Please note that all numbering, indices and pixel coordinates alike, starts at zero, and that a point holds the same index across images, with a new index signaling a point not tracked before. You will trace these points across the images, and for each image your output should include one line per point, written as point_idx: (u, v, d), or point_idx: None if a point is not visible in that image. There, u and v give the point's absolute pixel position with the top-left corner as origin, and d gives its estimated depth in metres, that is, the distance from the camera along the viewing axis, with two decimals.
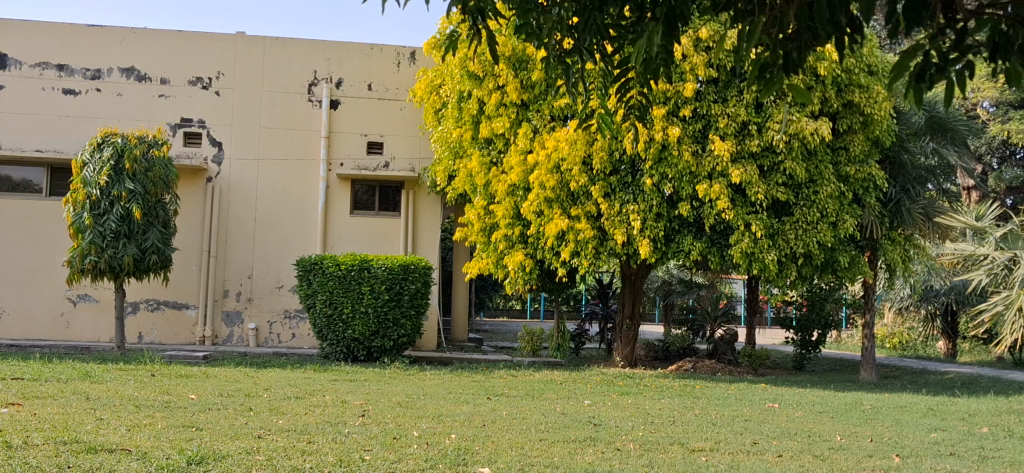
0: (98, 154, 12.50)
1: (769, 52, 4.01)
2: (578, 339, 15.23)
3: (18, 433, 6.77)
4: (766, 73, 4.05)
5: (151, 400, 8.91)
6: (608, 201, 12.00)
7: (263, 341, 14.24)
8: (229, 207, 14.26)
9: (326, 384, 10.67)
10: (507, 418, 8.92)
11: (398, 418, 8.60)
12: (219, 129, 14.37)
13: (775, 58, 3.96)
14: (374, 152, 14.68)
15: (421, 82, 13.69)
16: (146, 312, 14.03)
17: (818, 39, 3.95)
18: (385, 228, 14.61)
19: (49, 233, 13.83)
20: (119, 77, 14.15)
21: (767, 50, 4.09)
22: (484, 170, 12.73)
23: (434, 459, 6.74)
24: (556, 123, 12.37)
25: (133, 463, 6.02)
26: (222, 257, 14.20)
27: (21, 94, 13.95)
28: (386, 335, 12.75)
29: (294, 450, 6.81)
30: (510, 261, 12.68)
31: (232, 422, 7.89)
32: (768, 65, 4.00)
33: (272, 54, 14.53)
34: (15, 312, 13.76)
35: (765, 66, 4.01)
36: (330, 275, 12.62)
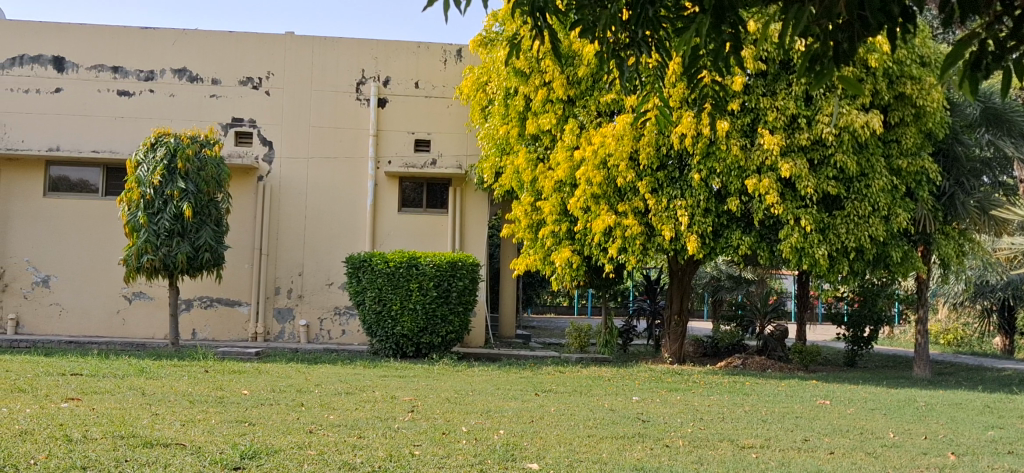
0: (151, 154, 12.74)
1: (819, 44, 3.96)
2: (626, 335, 15.18)
3: (78, 428, 6.94)
4: (817, 64, 4.00)
5: (206, 396, 9.07)
6: (655, 197, 11.95)
7: (314, 338, 14.42)
8: (280, 206, 14.45)
9: (376, 381, 10.77)
10: (555, 414, 8.93)
11: (447, 414, 8.66)
12: (270, 128, 14.56)
13: (825, 49, 3.91)
14: (422, 149, 14.75)
15: (467, 80, 13.72)
16: (199, 309, 14.28)
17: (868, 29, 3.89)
18: (434, 226, 14.69)
19: (105, 232, 14.14)
20: (172, 78, 14.40)
21: (818, 41, 4.04)
22: (531, 167, 12.73)
23: (483, 454, 6.77)
24: (602, 119, 12.34)
25: (188, 457, 6.13)
26: (273, 255, 14.39)
27: (78, 97, 14.27)
28: (434, 331, 12.81)
29: (345, 445, 6.89)
30: (557, 257, 12.67)
31: (284, 417, 8.00)
32: (818, 56, 3.95)
33: (320, 53, 14.68)
34: (72, 309, 14.09)
35: (815, 57, 3.96)
36: (379, 272, 12.75)
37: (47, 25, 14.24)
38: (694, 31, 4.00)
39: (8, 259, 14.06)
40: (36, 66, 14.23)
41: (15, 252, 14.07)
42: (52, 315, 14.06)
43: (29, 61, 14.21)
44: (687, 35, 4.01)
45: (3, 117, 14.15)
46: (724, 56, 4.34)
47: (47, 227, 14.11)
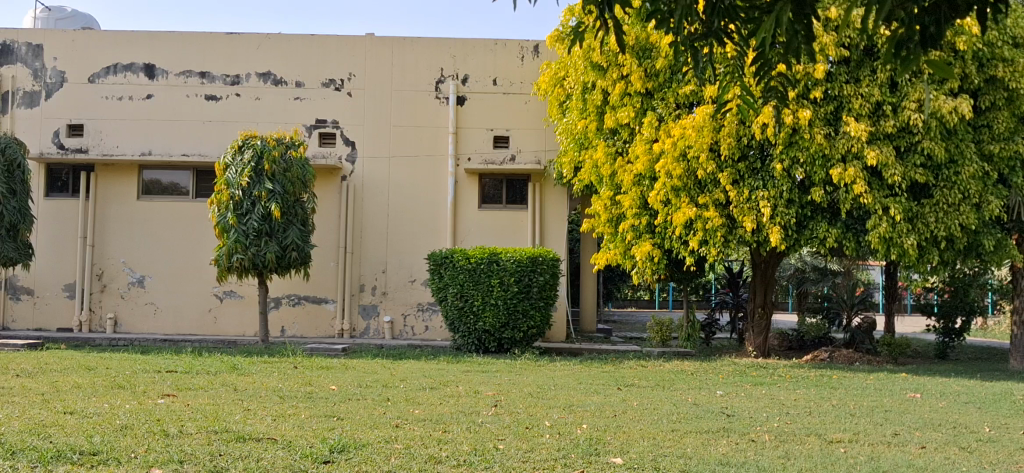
0: (239, 157, 13.08)
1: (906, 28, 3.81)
2: (708, 329, 15.04)
3: (174, 423, 7.19)
4: (903, 49, 3.86)
5: (295, 391, 9.31)
6: (736, 188, 11.82)
7: (398, 334, 14.66)
8: (364, 204, 14.71)
9: (459, 376, 10.89)
10: (637, 409, 8.90)
11: (530, 408, 8.71)
12: (352, 128, 14.82)
13: (911, 33, 3.75)
14: (501, 146, 14.83)
15: (544, 76, 13.73)
16: (287, 307, 14.62)
17: (958, 10, 3.73)
18: (514, 222, 14.75)
19: (196, 233, 14.59)
20: (257, 81, 14.78)
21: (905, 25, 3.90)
22: (610, 161, 12.69)
23: (566, 449, 6.80)
24: (681, 111, 12.25)
25: (279, 451, 6.31)
26: (358, 254, 14.67)
27: (169, 102, 14.74)
28: (516, 327, 12.87)
29: (431, 439, 7.00)
30: (637, 251, 12.61)
31: (371, 412, 8.16)
32: (904, 41, 3.81)
33: (400, 54, 14.87)
34: (166, 308, 14.58)
35: (901, 42, 3.82)
36: (461, 268, 12.89)
37: (138, 34, 14.75)
38: (776, 19, 3.95)
39: (106, 260, 14.62)
40: (128, 74, 14.76)
41: (112, 253, 14.62)
42: (148, 314, 14.58)
43: (122, 69, 14.74)
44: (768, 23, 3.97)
45: (98, 123, 14.73)
46: (800, 44, 4.30)
47: (141, 229, 14.62)
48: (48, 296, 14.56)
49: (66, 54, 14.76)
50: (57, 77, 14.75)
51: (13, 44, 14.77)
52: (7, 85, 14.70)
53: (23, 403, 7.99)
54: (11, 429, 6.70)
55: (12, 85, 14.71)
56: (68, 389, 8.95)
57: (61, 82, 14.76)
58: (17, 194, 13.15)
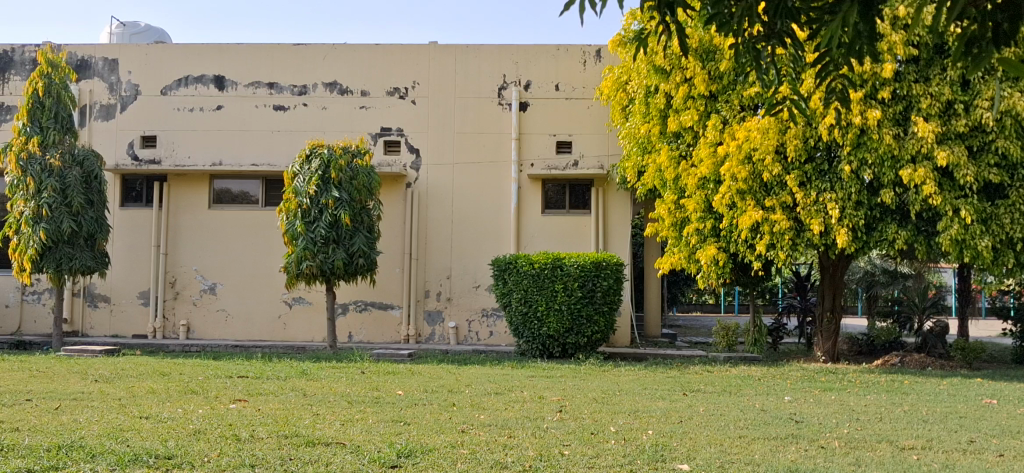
0: (307, 166, 13.29)
1: (977, 25, 3.70)
2: (776, 333, 14.79)
3: (246, 428, 7.35)
4: (975, 48, 3.74)
5: (363, 396, 9.43)
6: (804, 191, 11.63)
7: (463, 339, 14.75)
8: (428, 211, 14.84)
9: (524, 381, 10.91)
10: (704, 415, 8.81)
11: (595, 414, 8.69)
12: (417, 136, 14.97)
13: (984, 30, 3.62)
14: (564, 151, 14.84)
15: (607, 80, 13.70)
16: (354, 313, 14.81)
17: None
18: (577, 226, 14.73)
19: (266, 241, 14.89)
20: (324, 91, 15.04)
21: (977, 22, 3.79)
22: (673, 165, 12.60)
23: (633, 454, 6.77)
24: (745, 113, 12.12)
25: (348, 456, 6.40)
26: (423, 260, 14.80)
27: (238, 112, 15.08)
28: (581, 332, 12.84)
29: (497, 444, 7.03)
30: (702, 255, 12.49)
31: (437, 417, 8.23)
32: (976, 40, 3.70)
33: (463, 61, 14.98)
34: (237, 315, 14.90)
35: (972, 40, 3.72)
36: (525, 273, 12.93)
37: (208, 46, 15.13)
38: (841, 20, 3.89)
39: (179, 268, 14.99)
40: (199, 86, 15.13)
41: (185, 261, 14.98)
42: (220, 320, 14.91)
43: (194, 81, 15.13)
44: (835, 24, 3.92)
45: (170, 135, 15.12)
46: (862, 44, 4.24)
47: (213, 237, 14.95)
48: (124, 303, 14.99)
49: (140, 68, 15.19)
50: (132, 90, 15.17)
51: (90, 60, 15.25)
52: (84, 99, 15.20)
53: (102, 407, 8.25)
54: (90, 432, 6.92)
55: (89, 99, 15.20)
56: (143, 394, 9.20)
57: (135, 95, 15.18)
58: (95, 204, 13.59)
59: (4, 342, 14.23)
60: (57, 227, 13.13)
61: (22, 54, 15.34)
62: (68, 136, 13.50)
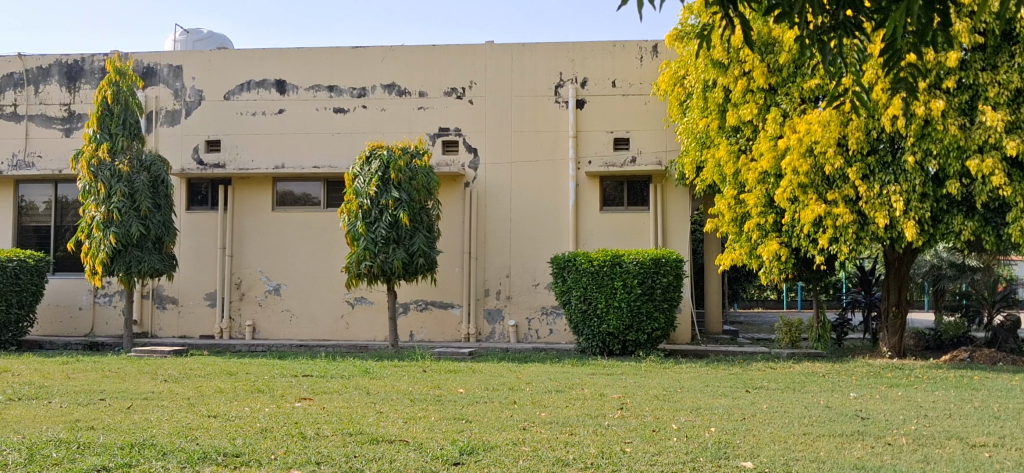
0: (367, 167, 13.44)
1: None
2: (840, 329, 14.54)
3: (311, 426, 7.47)
4: None
5: (425, 394, 9.52)
6: (866, 184, 11.43)
7: (523, 337, 14.79)
8: (487, 210, 14.91)
9: (584, 378, 10.90)
10: (767, 412, 8.71)
11: (656, 411, 8.65)
12: (475, 135, 15.04)
13: None
14: (621, 148, 14.78)
15: (664, 76, 13.61)
16: (415, 312, 14.94)
17: None
18: (636, 223, 14.66)
19: (328, 241, 15.10)
20: (383, 93, 15.20)
21: None
22: (733, 159, 12.47)
23: (695, 452, 6.72)
24: (806, 105, 11.94)
25: (411, 453, 6.48)
26: (482, 259, 14.88)
27: (300, 116, 15.33)
28: (641, 329, 12.78)
29: (558, 441, 7.04)
30: (764, 251, 12.33)
31: (499, 415, 8.27)
32: None
33: (520, 60, 15.02)
34: (301, 315, 15.14)
35: None
36: (584, 271, 12.92)
37: (269, 51, 15.40)
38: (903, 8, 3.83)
39: (244, 269, 15.29)
40: (261, 90, 15.42)
41: (250, 263, 15.27)
42: (284, 320, 15.16)
43: (256, 86, 15.41)
44: (898, 13, 3.85)
45: (233, 139, 15.42)
46: (928, 32, 4.16)
47: (276, 239, 15.21)
48: (192, 305, 15.32)
49: (204, 74, 15.53)
50: (196, 96, 15.51)
51: (156, 67, 15.63)
52: (150, 105, 15.57)
53: (172, 406, 8.45)
54: (160, 431, 7.10)
55: (155, 105, 15.57)
56: (212, 393, 9.41)
57: (199, 100, 15.52)
58: (162, 208, 13.94)
59: (78, 343, 14.66)
60: (126, 231, 13.48)
61: (91, 63, 15.79)
62: (135, 142, 13.86)
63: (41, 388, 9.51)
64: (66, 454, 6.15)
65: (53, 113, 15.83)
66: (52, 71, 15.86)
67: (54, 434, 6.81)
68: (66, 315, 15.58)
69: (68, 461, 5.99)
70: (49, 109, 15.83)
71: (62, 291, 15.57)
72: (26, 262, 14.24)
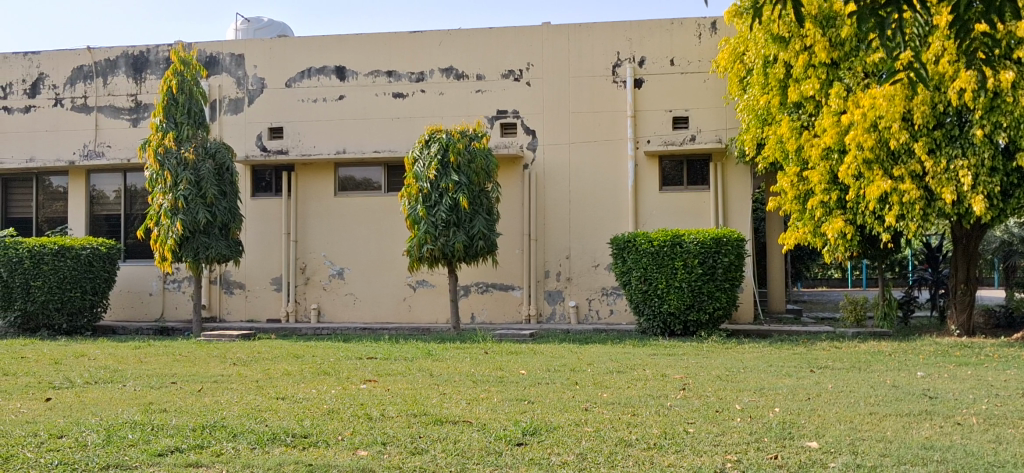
0: (426, 150, 13.53)
1: None
2: (906, 306, 14.29)
3: (377, 407, 7.60)
4: None
5: (487, 376, 9.59)
6: (933, 158, 11.19)
7: (584, 318, 14.81)
8: (547, 192, 14.93)
9: (645, 359, 10.88)
10: (833, 392, 8.62)
11: (719, 391, 8.61)
12: (533, 117, 15.04)
13: None
14: (680, 126, 14.65)
15: (723, 52, 13.46)
16: (476, 294, 15.05)
17: None
18: (696, 202, 14.54)
19: (389, 226, 15.27)
20: (440, 77, 15.28)
21: None
22: (795, 135, 12.30)
23: (759, 432, 6.69)
24: (870, 80, 11.72)
25: (475, 434, 6.56)
26: (542, 240, 14.92)
27: (360, 101, 15.49)
28: (702, 308, 12.71)
29: (620, 422, 7.06)
30: (828, 228, 12.16)
31: (561, 395, 8.32)
32: None
33: (577, 40, 14.96)
34: (364, 298, 15.35)
35: None
36: (644, 251, 12.89)
37: (329, 38, 15.57)
38: None
39: (308, 254, 15.55)
40: (322, 77, 15.60)
41: (313, 248, 15.52)
42: (348, 304, 15.39)
43: (316, 73, 15.60)
44: None
45: (296, 126, 15.65)
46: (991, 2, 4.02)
47: (339, 224, 15.42)
48: (258, 289, 15.64)
49: (265, 62, 15.76)
50: (258, 84, 15.76)
51: (218, 56, 15.90)
52: (214, 94, 15.86)
53: (240, 389, 8.66)
54: (231, 413, 7.28)
55: (219, 94, 15.85)
56: (279, 376, 9.61)
57: (261, 88, 15.77)
58: (227, 195, 14.24)
59: (149, 328, 15.06)
60: (193, 218, 13.76)
61: (157, 53, 16.13)
62: (200, 130, 14.14)
63: (116, 372, 9.82)
64: (140, 435, 6.36)
65: (121, 103, 16.23)
66: (119, 63, 16.24)
67: (130, 416, 7.04)
68: (138, 301, 16.03)
69: (144, 442, 6.19)
70: (117, 100, 16.24)
71: (133, 278, 16.00)
72: (99, 249, 14.65)
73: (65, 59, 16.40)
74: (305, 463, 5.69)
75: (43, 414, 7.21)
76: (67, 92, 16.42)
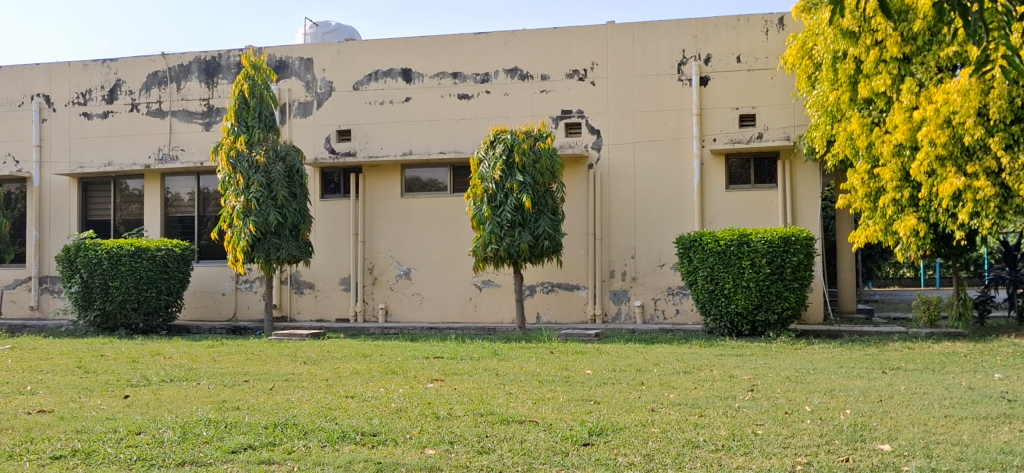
0: (492, 151, 13.60)
1: None
2: (982, 306, 13.93)
3: (444, 406, 7.68)
4: None
5: (553, 376, 9.61)
6: (1010, 154, 10.94)
7: (649, 318, 14.74)
8: (611, 192, 14.90)
9: (712, 359, 10.79)
10: (905, 393, 8.44)
11: (789, 393, 8.51)
12: (598, 117, 15.02)
13: None
14: (748, 124, 14.48)
15: (791, 48, 13.26)
16: (542, 294, 15.08)
17: None
18: (764, 201, 14.35)
19: (454, 226, 15.37)
20: (505, 78, 15.34)
21: None
22: (866, 132, 12.07)
23: (830, 434, 6.60)
24: (944, 74, 11.50)
25: (541, 434, 6.58)
26: (608, 240, 14.90)
27: (425, 103, 15.63)
28: (770, 308, 12.54)
29: (688, 423, 7.02)
30: (901, 227, 11.91)
31: (627, 396, 8.30)
32: None
33: (641, 39, 14.91)
34: (430, 298, 15.49)
35: None
36: (710, 250, 12.79)
37: (395, 41, 15.76)
38: None
39: (375, 255, 15.74)
40: (388, 80, 15.79)
41: (381, 248, 15.71)
42: (415, 304, 15.55)
43: (383, 75, 15.80)
44: None
45: (363, 128, 15.87)
46: None
47: (405, 225, 15.59)
48: (327, 290, 15.88)
49: (333, 65, 16.00)
50: (326, 87, 16.00)
51: (288, 60, 16.19)
52: (284, 98, 16.17)
53: (311, 387, 8.81)
54: (302, 411, 7.42)
55: (288, 97, 16.14)
56: (348, 375, 9.75)
57: (329, 91, 16.01)
58: (297, 197, 14.51)
59: (222, 327, 15.39)
60: (264, 219, 14.03)
61: (228, 59, 16.50)
62: (270, 133, 14.42)
63: (190, 370, 10.06)
64: (216, 432, 6.52)
65: (194, 108, 16.62)
66: (192, 68, 16.64)
67: (204, 414, 7.22)
68: (211, 301, 16.40)
69: (217, 440, 6.34)
70: (190, 104, 16.64)
71: (206, 278, 16.37)
72: (174, 251, 15.03)
73: (141, 65, 16.87)
74: (374, 461, 5.78)
75: (122, 411, 7.44)
76: (143, 97, 16.87)
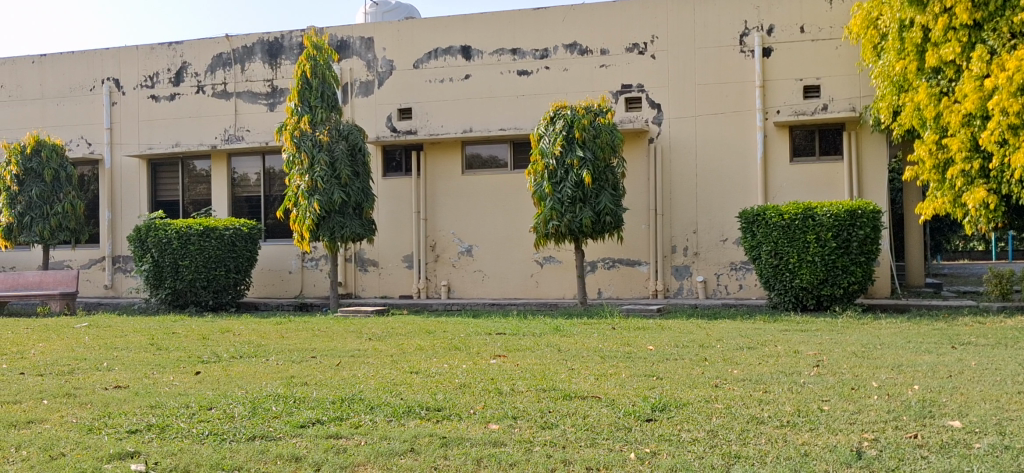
0: (552, 127, 13.59)
1: None
2: None
3: (507, 381, 7.74)
4: None
5: (614, 351, 9.62)
6: None
7: (712, 293, 14.63)
8: (672, 166, 14.79)
9: (777, 335, 10.68)
10: (976, 369, 8.27)
11: (855, 368, 8.39)
12: (658, 91, 14.90)
13: None
14: (812, 95, 14.23)
15: (857, 18, 12.99)
16: (603, 270, 15.06)
17: None
18: (829, 174, 14.11)
19: (516, 203, 15.41)
20: (565, 53, 15.30)
21: None
22: (934, 102, 11.79)
23: (897, 410, 6.51)
24: (1017, 40, 11.14)
25: (604, 409, 6.60)
26: (669, 215, 14.81)
27: (484, 80, 15.65)
28: (836, 283, 12.37)
29: (752, 399, 6.99)
30: (970, 199, 11.65)
31: (690, 371, 8.27)
32: None
33: (702, 11, 14.72)
34: (492, 274, 15.58)
35: None
36: (774, 225, 12.66)
37: (454, 19, 15.79)
38: None
39: (437, 232, 15.87)
40: (448, 57, 15.83)
41: (442, 226, 15.83)
42: (477, 280, 15.66)
43: (443, 53, 15.85)
44: None
45: (424, 106, 15.95)
46: None
47: (466, 202, 15.67)
48: (390, 267, 16.07)
49: (393, 44, 16.10)
50: (387, 66, 16.12)
51: (349, 40, 16.34)
52: (346, 77, 16.33)
53: (376, 363, 8.96)
54: (367, 386, 7.55)
55: (349, 77, 16.30)
56: (412, 351, 9.87)
57: (390, 70, 16.12)
58: (360, 176, 14.68)
59: (289, 304, 15.68)
60: (328, 198, 14.21)
61: (290, 39, 16.71)
62: (333, 113, 14.59)
63: (259, 347, 10.26)
64: (285, 407, 6.67)
65: (258, 88, 16.87)
66: (256, 50, 16.89)
67: (273, 389, 7.39)
68: (278, 278, 16.70)
69: (286, 415, 6.48)
70: (254, 85, 16.89)
71: (273, 256, 16.68)
72: (241, 230, 15.34)
73: (206, 47, 17.17)
74: (438, 436, 5.86)
75: (194, 386, 7.64)
76: (208, 79, 17.16)
